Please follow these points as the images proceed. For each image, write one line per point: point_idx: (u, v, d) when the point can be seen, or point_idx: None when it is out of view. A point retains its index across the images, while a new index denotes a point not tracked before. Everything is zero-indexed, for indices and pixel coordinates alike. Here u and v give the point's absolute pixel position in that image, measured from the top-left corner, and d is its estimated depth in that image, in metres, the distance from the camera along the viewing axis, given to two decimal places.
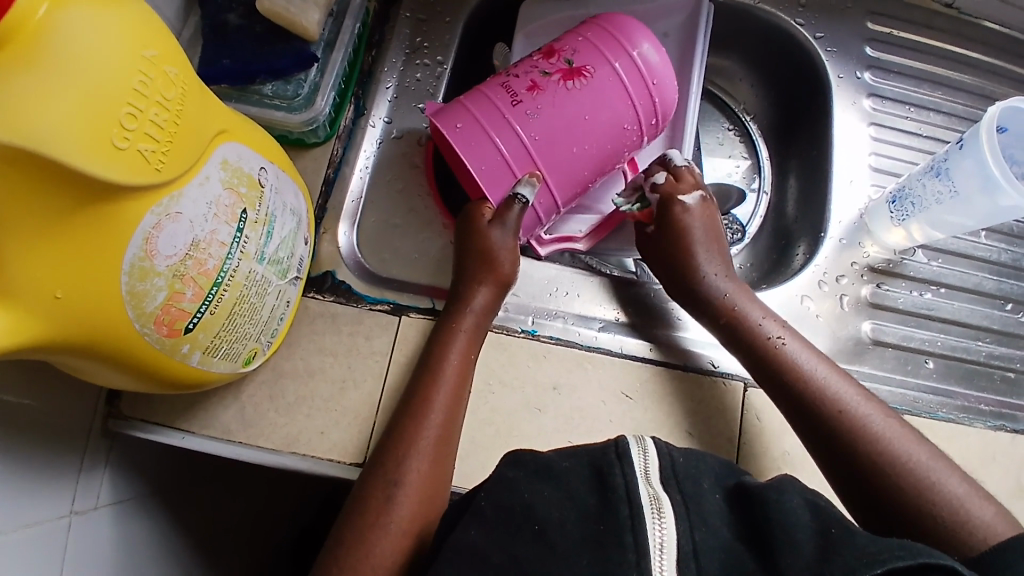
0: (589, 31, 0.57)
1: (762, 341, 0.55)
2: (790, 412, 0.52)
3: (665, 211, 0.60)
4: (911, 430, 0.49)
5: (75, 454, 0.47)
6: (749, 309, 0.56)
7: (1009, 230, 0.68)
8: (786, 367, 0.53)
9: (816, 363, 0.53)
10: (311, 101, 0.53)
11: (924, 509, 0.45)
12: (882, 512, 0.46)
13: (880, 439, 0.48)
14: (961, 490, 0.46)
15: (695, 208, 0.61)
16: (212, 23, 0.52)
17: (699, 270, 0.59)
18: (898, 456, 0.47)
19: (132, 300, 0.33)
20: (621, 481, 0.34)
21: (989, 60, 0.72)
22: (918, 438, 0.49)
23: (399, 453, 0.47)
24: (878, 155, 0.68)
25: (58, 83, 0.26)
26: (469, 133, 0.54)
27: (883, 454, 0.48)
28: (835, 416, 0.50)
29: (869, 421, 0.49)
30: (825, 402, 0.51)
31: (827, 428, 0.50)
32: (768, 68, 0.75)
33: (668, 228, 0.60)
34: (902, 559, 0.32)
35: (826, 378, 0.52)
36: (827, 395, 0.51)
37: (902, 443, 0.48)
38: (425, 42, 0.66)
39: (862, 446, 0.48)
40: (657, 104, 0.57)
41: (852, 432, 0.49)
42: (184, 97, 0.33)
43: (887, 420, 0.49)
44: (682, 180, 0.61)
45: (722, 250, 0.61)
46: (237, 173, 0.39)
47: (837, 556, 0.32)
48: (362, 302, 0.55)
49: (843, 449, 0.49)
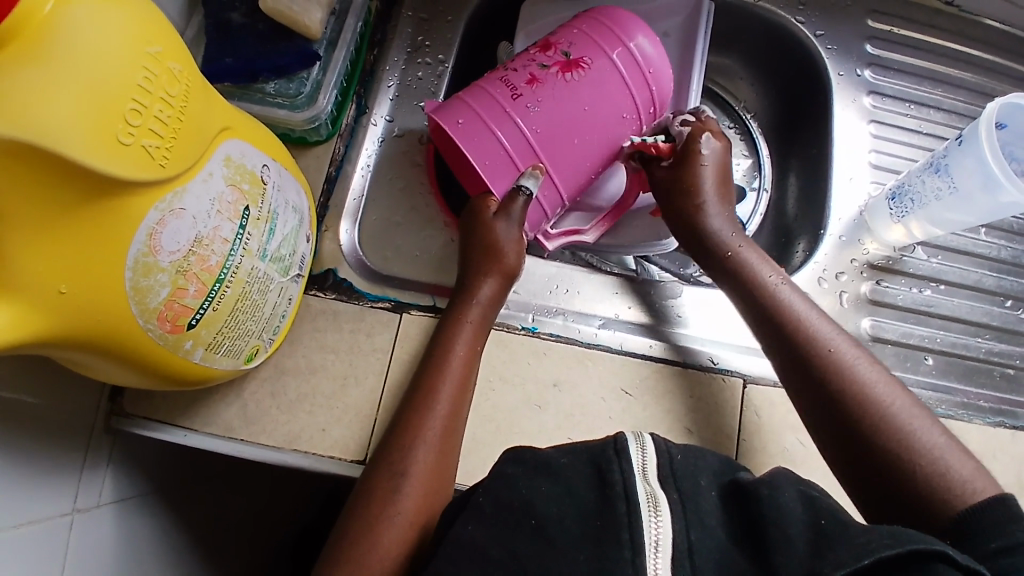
0: (584, 24, 0.57)
1: (757, 286, 0.56)
2: (778, 353, 0.53)
3: (687, 143, 0.60)
4: (896, 382, 0.50)
5: (78, 451, 0.47)
6: (747, 254, 0.58)
7: (1009, 227, 0.68)
8: (778, 310, 0.54)
9: (809, 310, 0.54)
10: (314, 100, 0.53)
11: (897, 454, 0.46)
12: (856, 453, 0.47)
13: (865, 383, 0.49)
14: (941, 446, 0.46)
15: (715, 154, 0.61)
16: (215, 22, 0.52)
17: (703, 213, 0.60)
18: (880, 402, 0.48)
19: (136, 296, 0.33)
20: (619, 478, 0.34)
21: (989, 58, 0.73)
22: (902, 390, 0.49)
23: (406, 440, 0.47)
24: (879, 153, 0.68)
25: (63, 79, 0.26)
26: (471, 129, 0.54)
27: (865, 398, 0.48)
28: (821, 358, 0.50)
29: (856, 366, 0.50)
30: (813, 345, 0.51)
31: (812, 367, 0.50)
32: (769, 65, 0.76)
33: (687, 160, 0.60)
34: (891, 548, 0.32)
35: (818, 323, 0.52)
36: (817, 338, 0.52)
37: (888, 392, 0.48)
38: (426, 41, 0.66)
39: (844, 389, 0.49)
40: (655, 93, 0.58)
41: (837, 375, 0.49)
42: (189, 94, 0.33)
43: (876, 369, 0.50)
44: (709, 125, 0.62)
45: (729, 198, 0.61)
46: (240, 169, 0.39)
47: (829, 551, 0.32)
48: (363, 300, 0.55)
49: (825, 390, 0.49)
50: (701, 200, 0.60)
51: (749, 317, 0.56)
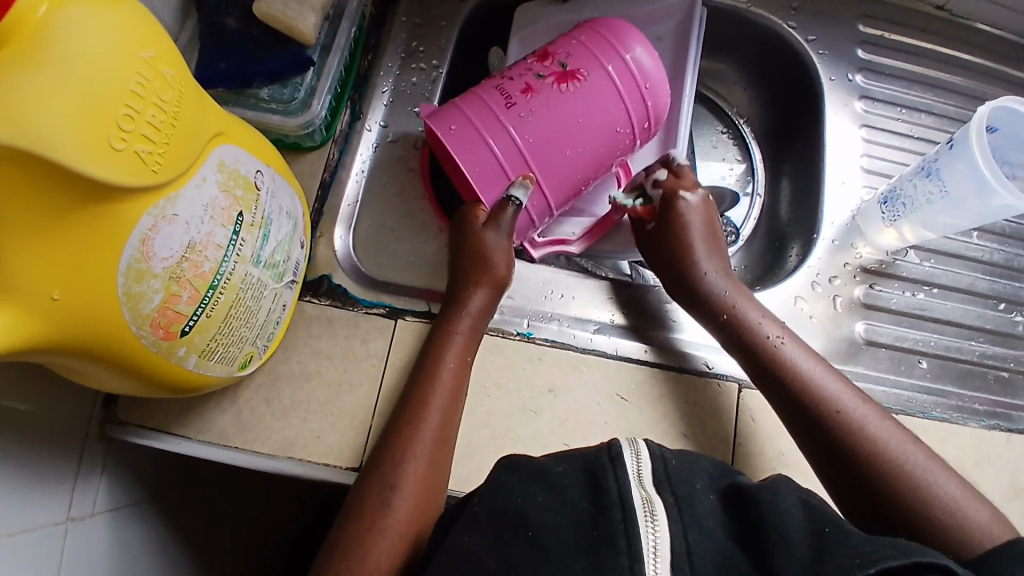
0: (583, 35, 0.58)
1: (759, 343, 0.54)
2: (787, 414, 0.52)
3: (665, 204, 0.61)
4: (907, 433, 0.49)
5: (71, 460, 0.46)
6: (748, 310, 0.56)
7: (1000, 230, 0.69)
8: (783, 368, 0.53)
9: (813, 364, 0.53)
10: (308, 105, 0.54)
11: (921, 513, 0.45)
12: (879, 515, 0.46)
13: (877, 441, 0.48)
14: (959, 494, 0.45)
15: (697, 206, 0.61)
16: (209, 27, 0.52)
17: (698, 267, 0.59)
18: (895, 460, 0.47)
19: (129, 302, 0.33)
20: (614, 485, 0.34)
21: (980, 62, 0.73)
22: (914, 442, 0.48)
23: (396, 455, 0.47)
24: (871, 157, 0.69)
25: (56, 84, 0.26)
26: (464, 136, 0.54)
27: (880, 457, 0.47)
28: (831, 418, 0.50)
29: (866, 424, 0.49)
30: (821, 404, 0.50)
31: (824, 428, 0.50)
32: (761, 71, 0.76)
33: (670, 220, 0.61)
34: (895, 558, 0.32)
35: (823, 379, 0.52)
36: (825, 397, 0.51)
37: (899, 445, 0.48)
38: (420, 47, 0.67)
39: (857, 449, 0.48)
40: (650, 108, 0.58)
41: (849, 436, 0.49)
42: (181, 99, 0.33)
43: (883, 421, 0.49)
44: (684, 177, 0.62)
45: (720, 246, 0.61)
46: (234, 175, 0.39)
47: (830, 556, 0.32)
48: (357, 305, 0.55)
49: (839, 452, 0.49)
50: (694, 253, 0.59)
51: (754, 377, 0.54)
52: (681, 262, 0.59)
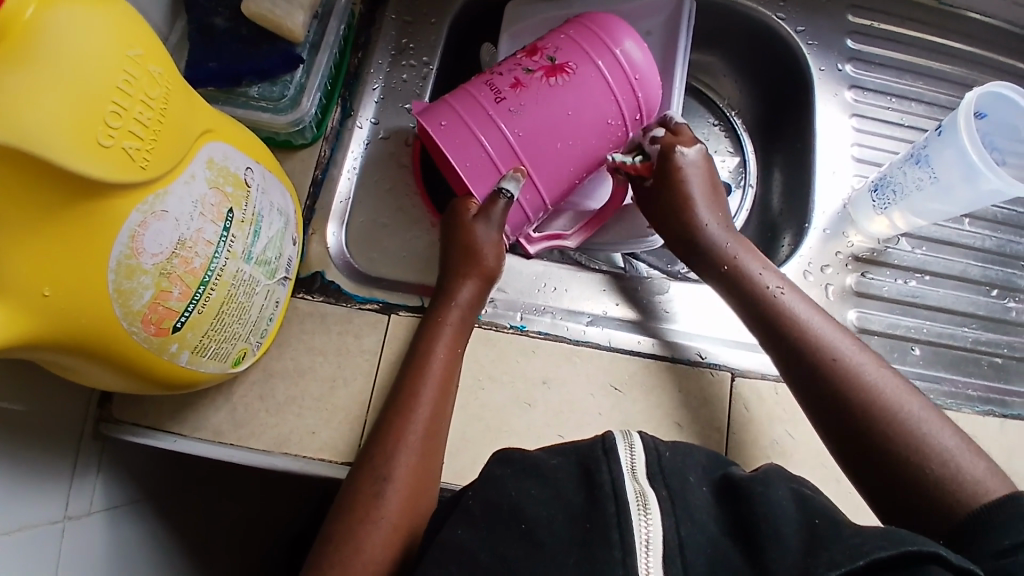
0: (572, 30, 0.58)
1: (758, 294, 0.55)
2: (783, 361, 0.52)
3: (662, 159, 0.61)
4: (906, 384, 0.49)
5: (67, 460, 0.47)
6: (747, 261, 0.57)
7: (992, 217, 0.69)
8: (780, 318, 0.53)
9: (813, 315, 0.53)
10: (298, 103, 0.54)
11: (912, 461, 0.45)
12: (870, 461, 0.46)
13: (873, 389, 0.48)
14: (954, 446, 0.45)
15: (697, 160, 0.62)
16: (198, 27, 0.52)
17: (699, 219, 0.60)
18: (890, 407, 0.47)
19: (119, 299, 0.33)
20: (608, 478, 0.34)
21: (970, 49, 0.73)
22: (912, 392, 0.48)
23: (388, 448, 0.47)
24: (861, 146, 0.69)
25: (43, 83, 0.26)
26: (454, 131, 0.55)
27: (875, 405, 0.47)
28: (828, 364, 0.50)
29: (864, 373, 0.49)
30: (819, 353, 0.50)
31: (820, 375, 0.50)
32: (751, 63, 0.76)
33: (669, 176, 0.61)
34: (886, 549, 0.31)
35: (821, 329, 0.52)
36: (822, 345, 0.51)
37: (897, 395, 0.48)
38: (410, 43, 0.67)
39: (852, 395, 0.48)
40: (640, 100, 0.58)
41: (845, 383, 0.49)
42: (169, 97, 0.33)
43: (882, 372, 0.49)
44: (681, 134, 0.62)
45: (719, 201, 0.62)
46: (223, 172, 0.39)
47: (822, 551, 0.32)
48: (351, 301, 0.55)
49: (834, 398, 0.49)
50: (694, 206, 0.60)
51: (753, 325, 0.55)
52: (681, 217, 0.60)
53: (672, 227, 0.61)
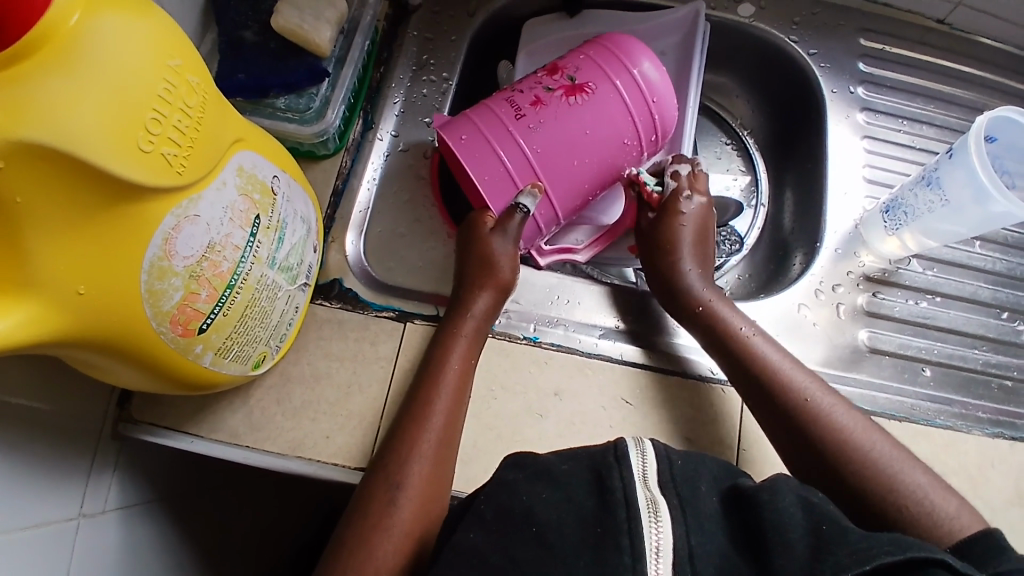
0: (591, 50, 0.59)
1: (731, 338, 0.56)
2: (755, 404, 0.53)
3: (670, 198, 0.62)
4: (870, 422, 0.51)
5: (85, 458, 0.48)
6: (719, 305, 0.58)
7: (1003, 240, 0.69)
8: (754, 362, 0.54)
9: (783, 360, 0.54)
10: (322, 114, 0.56)
11: (885, 499, 0.47)
12: (844, 502, 0.48)
13: (844, 431, 0.50)
14: (923, 483, 0.47)
15: (696, 211, 0.63)
16: (227, 40, 0.54)
17: (676, 260, 0.61)
18: (859, 447, 0.49)
19: (150, 299, 0.35)
20: (620, 484, 0.35)
21: (981, 74, 0.74)
22: (877, 431, 0.50)
23: (401, 455, 0.48)
24: (873, 167, 0.70)
25: (87, 90, 0.28)
26: (474, 145, 0.56)
27: (846, 446, 0.49)
28: (800, 407, 0.51)
29: (835, 415, 0.51)
30: (792, 396, 0.52)
31: (797, 420, 0.51)
32: (764, 84, 0.78)
33: (667, 215, 0.62)
34: (893, 554, 0.33)
35: (792, 372, 0.53)
36: (795, 390, 0.52)
37: (867, 436, 0.50)
38: (431, 60, 0.68)
39: (824, 437, 0.50)
40: (657, 122, 0.59)
41: (817, 427, 0.50)
42: (205, 106, 0.35)
43: (850, 413, 0.51)
44: (699, 182, 0.64)
45: (706, 248, 0.63)
46: (251, 180, 0.40)
47: (829, 555, 0.33)
48: (368, 309, 0.56)
49: (807, 441, 0.50)
50: (676, 247, 0.61)
51: (727, 369, 0.55)
52: (662, 257, 0.61)
53: (652, 264, 0.62)
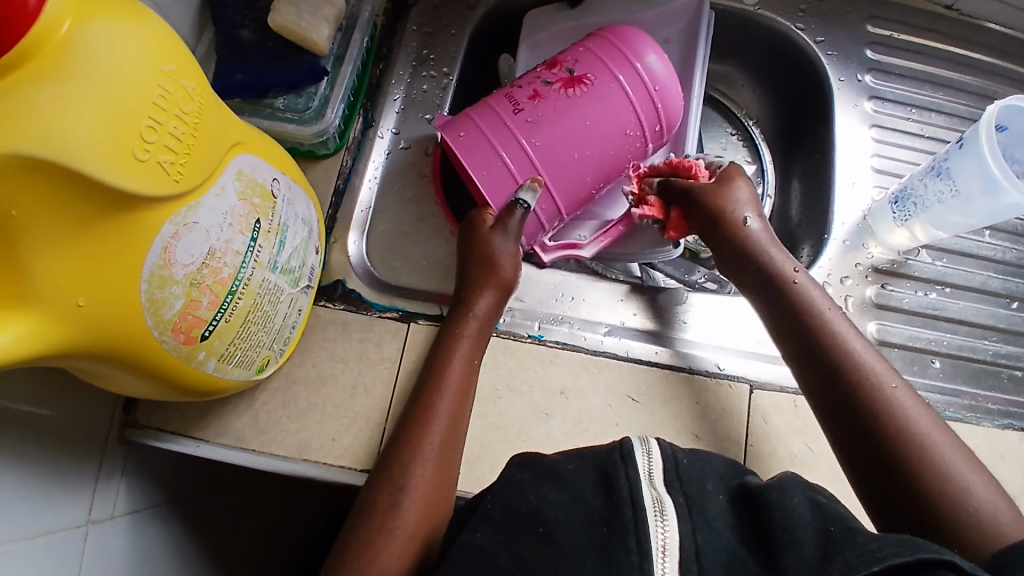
0: (591, 42, 0.58)
1: (806, 310, 0.53)
2: (810, 373, 0.50)
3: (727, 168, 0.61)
4: (941, 424, 0.47)
5: (92, 463, 0.47)
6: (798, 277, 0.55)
7: (1013, 228, 0.68)
8: (824, 337, 0.51)
9: (860, 342, 0.50)
10: (321, 114, 0.55)
11: (937, 493, 0.43)
12: (886, 484, 0.45)
13: (908, 421, 0.46)
14: (984, 488, 0.43)
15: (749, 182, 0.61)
16: (225, 39, 0.53)
17: (738, 221, 0.58)
18: (918, 436, 0.45)
19: (151, 308, 0.34)
20: (626, 484, 0.34)
21: (991, 60, 0.73)
22: (945, 431, 0.46)
23: (404, 458, 0.48)
24: (881, 157, 0.69)
25: (80, 100, 0.27)
26: (473, 142, 0.55)
27: (907, 435, 0.45)
28: (864, 387, 0.48)
29: (899, 400, 0.47)
30: (855, 373, 0.48)
31: (853, 396, 0.48)
32: (770, 73, 0.76)
33: (726, 184, 0.60)
34: (901, 556, 0.31)
35: (860, 349, 0.50)
36: (862, 368, 0.49)
37: (930, 429, 0.45)
38: (431, 55, 0.68)
39: (884, 421, 0.46)
40: (660, 112, 0.58)
41: (878, 411, 0.46)
42: (201, 111, 0.34)
43: (917, 403, 0.47)
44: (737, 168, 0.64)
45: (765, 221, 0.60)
46: (251, 184, 0.40)
47: (838, 555, 0.32)
48: (371, 310, 0.56)
49: (863, 421, 0.47)
50: (736, 209, 0.58)
51: (786, 335, 0.53)
52: (718, 219, 0.58)
53: (707, 224, 0.59)
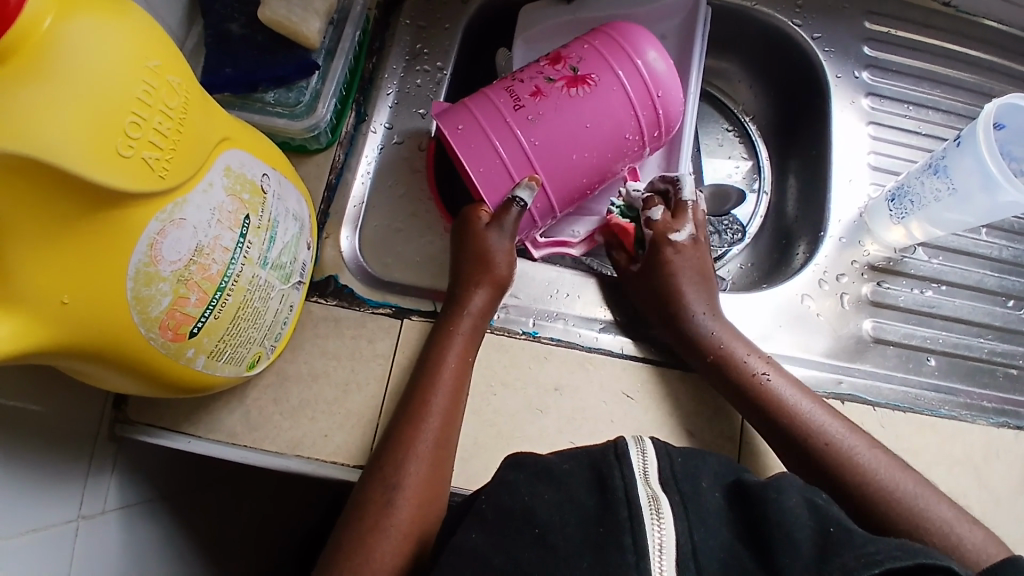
0: (596, 39, 0.58)
1: (752, 383, 0.53)
2: (772, 440, 0.52)
3: (657, 247, 0.59)
4: (895, 460, 0.50)
5: (83, 460, 0.47)
6: (734, 347, 0.55)
7: (1010, 227, 0.68)
8: (772, 407, 0.52)
9: (805, 402, 0.52)
10: (313, 109, 0.54)
11: (914, 539, 0.46)
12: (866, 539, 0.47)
13: (868, 472, 0.49)
14: (950, 517, 0.47)
15: (686, 255, 0.59)
16: (214, 33, 0.53)
17: (680, 301, 0.57)
18: (884, 486, 0.48)
19: (138, 305, 0.34)
20: (620, 482, 0.34)
21: (989, 57, 0.73)
22: (902, 467, 0.49)
23: (399, 456, 0.47)
24: (877, 154, 0.69)
25: (62, 95, 0.27)
26: (471, 136, 0.55)
27: (872, 488, 0.48)
28: (823, 448, 0.50)
29: (857, 453, 0.49)
30: (813, 436, 0.51)
31: (817, 460, 0.50)
32: (767, 69, 0.76)
33: (655, 272, 0.59)
34: (900, 560, 0.32)
35: (810, 412, 0.52)
36: (815, 430, 0.51)
37: (892, 473, 0.49)
38: (425, 49, 0.67)
39: (850, 479, 0.49)
40: (661, 115, 0.58)
41: (839, 470, 0.49)
42: (187, 106, 0.34)
43: (873, 450, 0.50)
44: (680, 219, 0.60)
45: (711, 289, 0.59)
46: (240, 180, 0.39)
47: (834, 555, 0.32)
48: (364, 306, 0.56)
49: (831, 484, 0.49)
50: (675, 291, 0.57)
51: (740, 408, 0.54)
52: (654, 303, 0.58)
53: (648, 308, 0.59)
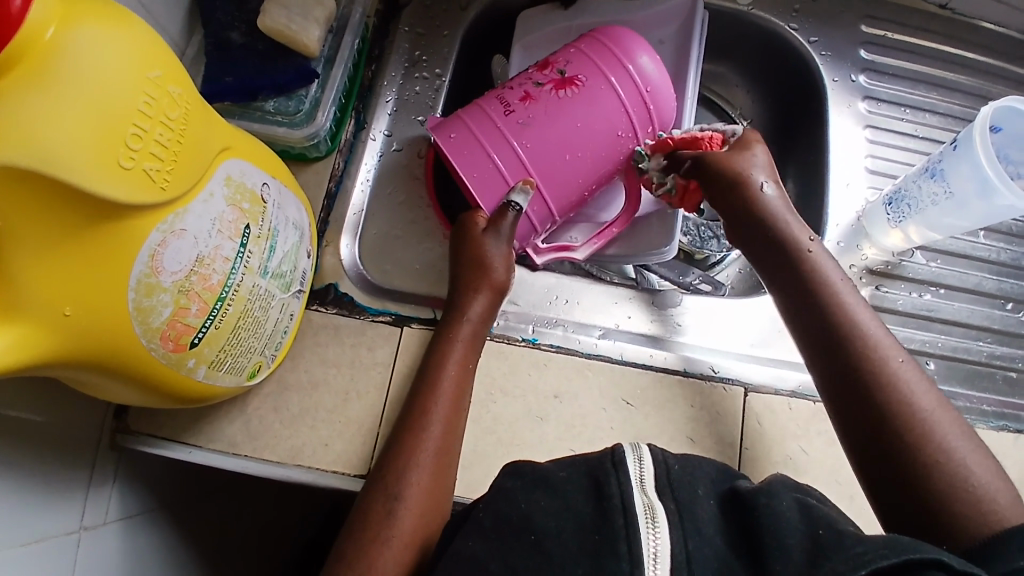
0: (584, 44, 0.58)
1: (817, 288, 0.51)
2: (818, 351, 0.49)
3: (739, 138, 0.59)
4: (948, 404, 0.46)
5: (83, 469, 0.47)
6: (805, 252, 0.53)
7: (1007, 229, 0.68)
8: (829, 312, 0.50)
9: (868, 319, 0.49)
10: (313, 117, 0.54)
11: (943, 474, 0.42)
12: (892, 470, 0.44)
13: (913, 398, 0.45)
14: (986, 472, 0.43)
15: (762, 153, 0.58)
16: (214, 41, 0.53)
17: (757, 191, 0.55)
18: (925, 419, 0.44)
19: (138, 317, 0.34)
20: (617, 490, 0.34)
21: (985, 60, 0.73)
22: (949, 411, 0.45)
23: (399, 465, 0.47)
24: (874, 157, 0.69)
25: (65, 108, 0.27)
26: (463, 144, 0.55)
27: (913, 418, 0.44)
28: (873, 365, 0.47)
29: (907, 381, 0.46)
30: (865, 352, 0.47)
31: (863, 374, 0.47)
32: (763, 73, 0.76)
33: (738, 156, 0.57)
34: (887, 558, 0.30)
35: (870, 328, 0.49)
36: (872, 345, 0.48)
37: (937, 410, 0.45)
38: (424, 56, 0.67)
39: (893, 401, 0.45)
40: (653, 113, 0.58)
41: (886, 386, 0.46)
42: (188, 117, 0.34)
43: (925, 385, 0.46)
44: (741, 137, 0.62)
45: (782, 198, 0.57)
46: (240, 189, 0.39)
47: (825, 560, 0.31)
48: (364, 314, 0.56)
49: (870, 402, 0.46)
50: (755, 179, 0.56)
51: (798, 312, 0.51)
52: (736, 183, 0.55)
53: (721, 195, 0.56)
